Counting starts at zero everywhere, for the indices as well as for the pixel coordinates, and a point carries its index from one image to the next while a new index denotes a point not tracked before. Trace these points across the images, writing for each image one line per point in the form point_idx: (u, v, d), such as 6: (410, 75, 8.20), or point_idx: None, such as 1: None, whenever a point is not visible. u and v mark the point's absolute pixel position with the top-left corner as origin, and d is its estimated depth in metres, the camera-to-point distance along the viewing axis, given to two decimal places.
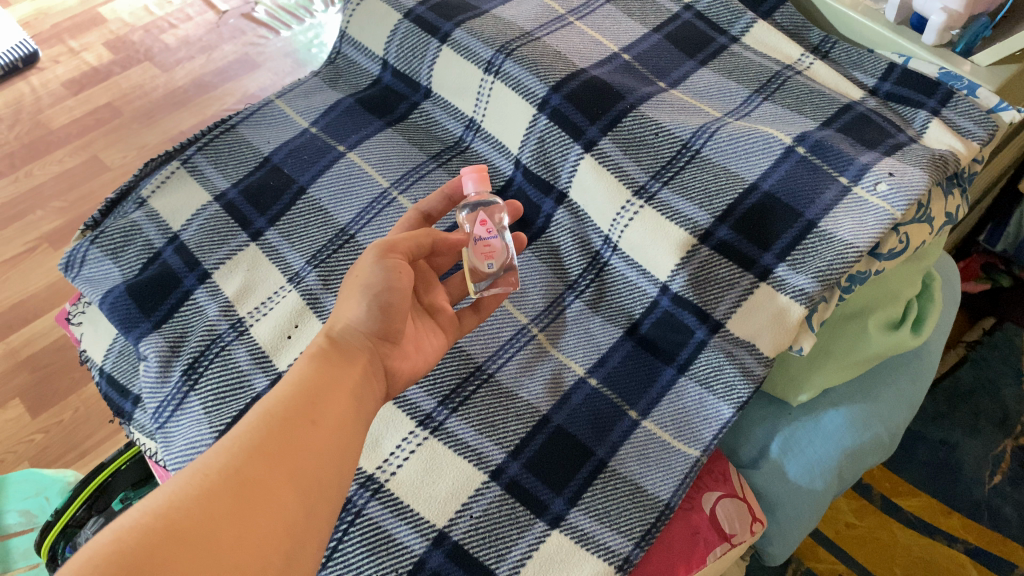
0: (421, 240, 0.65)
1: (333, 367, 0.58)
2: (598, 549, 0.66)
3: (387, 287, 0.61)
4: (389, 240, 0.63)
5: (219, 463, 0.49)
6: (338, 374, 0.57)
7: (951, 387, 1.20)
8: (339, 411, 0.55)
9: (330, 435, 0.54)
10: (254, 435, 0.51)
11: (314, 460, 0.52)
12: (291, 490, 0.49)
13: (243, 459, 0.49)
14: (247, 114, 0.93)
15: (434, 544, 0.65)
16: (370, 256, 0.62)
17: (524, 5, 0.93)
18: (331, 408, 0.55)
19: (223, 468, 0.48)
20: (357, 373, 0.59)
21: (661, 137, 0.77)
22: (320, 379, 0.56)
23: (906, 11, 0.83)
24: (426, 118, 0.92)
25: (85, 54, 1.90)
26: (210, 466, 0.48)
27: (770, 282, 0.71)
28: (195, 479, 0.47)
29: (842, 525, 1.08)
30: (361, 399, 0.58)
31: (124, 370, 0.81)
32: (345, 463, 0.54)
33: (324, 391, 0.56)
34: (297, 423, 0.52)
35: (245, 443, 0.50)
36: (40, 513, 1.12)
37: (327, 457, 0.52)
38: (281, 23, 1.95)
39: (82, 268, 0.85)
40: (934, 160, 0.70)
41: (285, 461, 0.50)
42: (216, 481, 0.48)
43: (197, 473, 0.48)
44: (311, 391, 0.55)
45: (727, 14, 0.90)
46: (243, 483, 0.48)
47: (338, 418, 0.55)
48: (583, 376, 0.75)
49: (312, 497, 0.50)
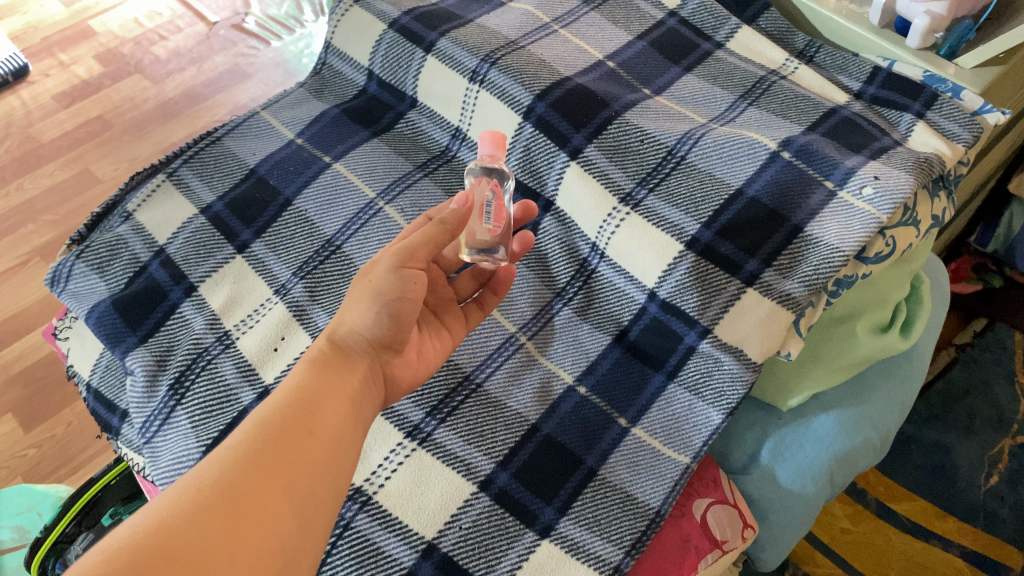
0: (440, 239, 0.61)
1: (332, 374, 0.57)
2: (588, 557, 0.66)
3: (401, 299, 0.59)
4: (409, 246, 0.60)
5: (213, 476, 0.48)
6: (337, 381, 0.57)
7: (944, 389, 1.20)
8: (338, 420, 0.55)
9: (327, 445, 0.53)
10: (248, 446, 0.50)
11: (310, 470, 0.51)
12: (286, 503, 0.49)
13: (238, 471, 0.49)
14: (232, 126, 0.93)
15: (423, 556, 0.65)
16: (388, 261, 0.59)
17: (508, 14, 0.93)
18: (329, 416, 0.54)
19: (216, 481, 0.48)
20: (355, 380, 0.58)
21: (646, 145, 0.77)
22: (318, 386, 0.56)
23: (891, 14, 0.83)
24: (412, 128, 0.92)
25: (75, 67, 1.90)
26: (203, 479, 0.48)
27: (756, 287, 0.70)
28: (187, 493, 0.47)
29: (838, 530, 1.08)
30: (359, 407, 0.58)
31: (112, 385, 0.80)
32: (341, 472, 0.53)
33: (321, 398, 0.55)
34: (294, 432, 0.52)
35: (239, 455, 0.50)
36: (32, 528, 1.12)
37: (324, 467, 0.52)
38: (271, 33, 1.96)
39: (68, 283, 0.84)
40: (920, 163, 0.70)
41: (280, 473, 0.50)
42: (208, 496, 0.47)
43: (189, 486, 0.47)
44: (308, 398, 0.55)
45: (712, 20, 0.90)
46: (237, 496, 0.48)
47: (337, 426, 0.54)
48: (572, 384, 0.75)
49: (307, 511, 0.50)
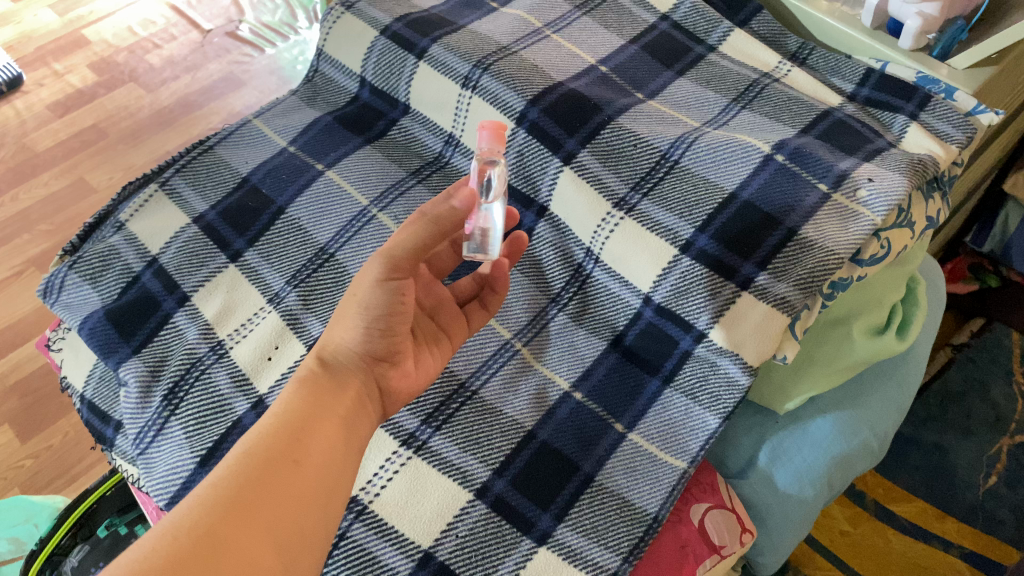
0: (427, 242, 0.58)
1: (322, 397, 0.57)
2: (585, 564, 0.66)
3: (390, 314, 0.60)
4: (390, 253, 0.58)
5: (192, 520, 0.47)
6: (327, 405, 0.56)
7: (941, 390, 1.21)
8: (325, 449, 0.54)
9: (315, 477, 0.52)
10: (230, 484, 0.49)
11: (295, 508, 0.50)
12: (269, 544, 0.48)
13: (217, 512, 0.47)
14: (224, 135, 0.93)
15: (419, 565, 0.65)
16: (372, 273, 0.59)
17: (500, 20, 0.93)
18: (315, 447, 0.53)
19: (196, 525, 0.46)
20: (349, 400, 0.58)
21: (640, 149, 0.77)
22: (305, 413, 0.55)
23: (883, 15, 0.83)
24: (405, 135, 0.92)
25: (69, 76, 1.89)
26: (182, 523, 0.46)
27: (751, 290, 0.69)
28: (165, 538, 0.45)
29: (837, 533, 1.07)
30: (351, 431, 0.57)
31: (104, 396, 0.79)
32: (329, 505, 0.52)
33: (308, 425, 0.54)
34: (279, 467, 0.51)
35: (221, 493, 0.49)
36: (29, 540, 1.11)
37: (309, 503, 0.51)
38: (265, 40, 1.96)
39: (60, 294, 0.83)
40: (913, 165, 0.70)
41: (264, 511, 0.49)
42: (187, 543, 0.45)
43: (168, 532, 0.46)
44: (294, 427, 0.54)
45: (704, 24, 0.90)
46: (217, 541, 0.46)
47: (324, 457, 0.54)
48: (568, 390, 0.75)
49: (292, 551, 0.49)
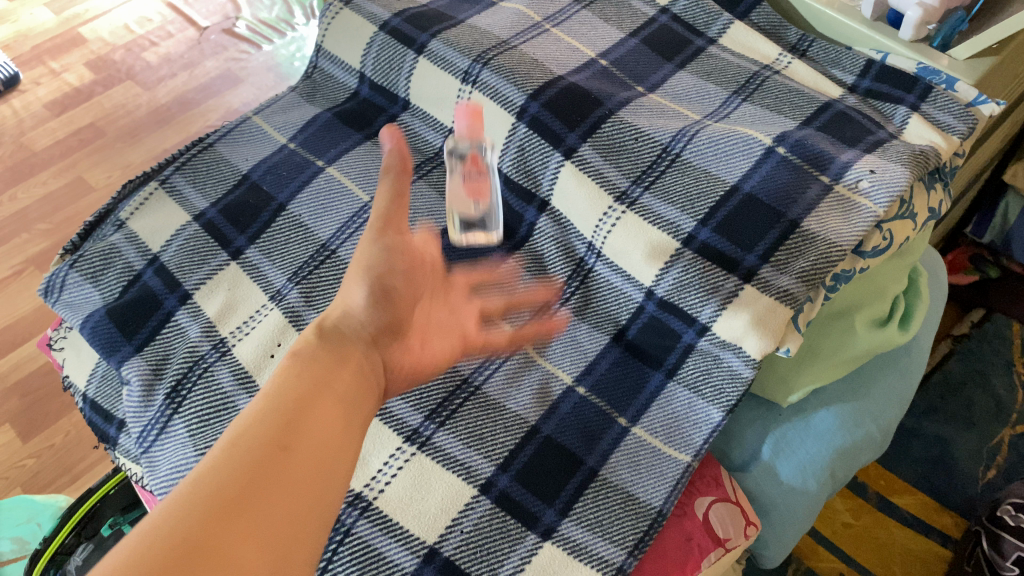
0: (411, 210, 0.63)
1: (338, 347, 0.54)
2: (590, 559, 0.66)
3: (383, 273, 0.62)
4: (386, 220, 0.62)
5: (215, 481, 0.41)
6: (345, 357, 0.53)
7: (943, 380, 1.26)
8: (345, 401, 0.50)
9: (337, 429, 0.48)
10: (242, 450, 0.42)
11: (310, 475, 0.44)
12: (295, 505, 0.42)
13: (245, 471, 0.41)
14: (224, 132, 0.93)
15: (425, 561, 0.64)
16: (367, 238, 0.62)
17: (500, 14, 0.92)
18: (337, 397, 0.50)
19: (214, 488, 0.40)
20: (364, 353, 0.56)
21: (641, 142, 0.77)
22: (326, 361, 0.51)
23: (884, 7, 0.83)
24: (405, 131, 0.92)
25: (65, 75, 1.89)
26: (206, 479, 0.40)
27: (753, 284, 0.69)
28: (183, 503, 0.39)
29: (839, 524, 1.13)
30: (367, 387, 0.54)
31: (107, 395, 0.79)
32: (331, 484, 0.45)
33: (328, 374, 0.50)
34: (304, 416, 0.46)
35: (239, 455, 0.42)
36: (32, 539, 1.12)
37: (325, 463, 0.45)
38: (263, 37, 1.95)
39: (61, 293, 0.83)
40: (915, 156, 0.70)
41: (270, 485, 0.41)
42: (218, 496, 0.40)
43: (188, 493, 0.39)
44: (316, 375, 0.50)
45: (704, 16, 0.90)
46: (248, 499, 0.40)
47: (344, 406, 0.50)
48: (571, 385, 0.74)
49: (289, 538, 0.41)
